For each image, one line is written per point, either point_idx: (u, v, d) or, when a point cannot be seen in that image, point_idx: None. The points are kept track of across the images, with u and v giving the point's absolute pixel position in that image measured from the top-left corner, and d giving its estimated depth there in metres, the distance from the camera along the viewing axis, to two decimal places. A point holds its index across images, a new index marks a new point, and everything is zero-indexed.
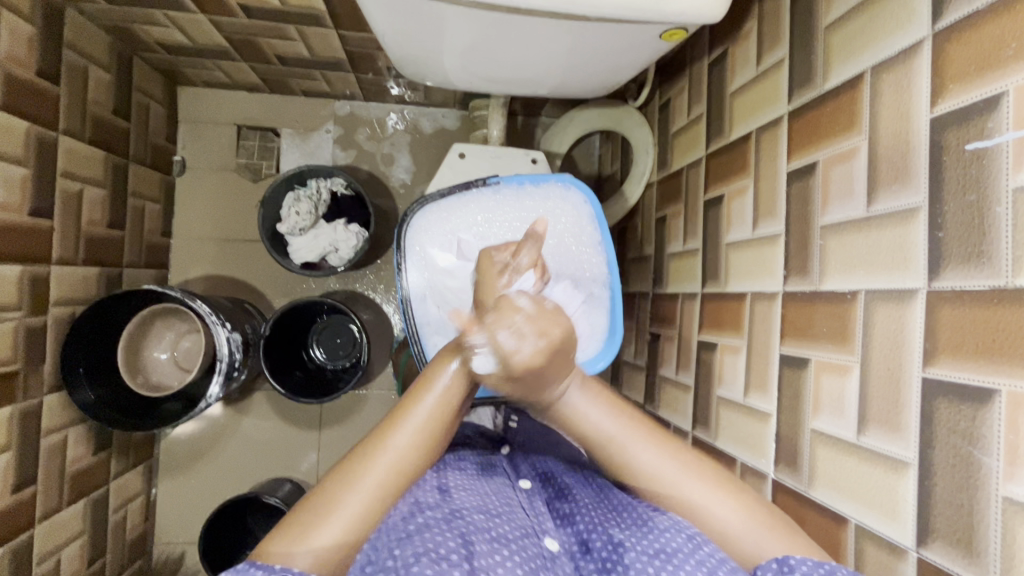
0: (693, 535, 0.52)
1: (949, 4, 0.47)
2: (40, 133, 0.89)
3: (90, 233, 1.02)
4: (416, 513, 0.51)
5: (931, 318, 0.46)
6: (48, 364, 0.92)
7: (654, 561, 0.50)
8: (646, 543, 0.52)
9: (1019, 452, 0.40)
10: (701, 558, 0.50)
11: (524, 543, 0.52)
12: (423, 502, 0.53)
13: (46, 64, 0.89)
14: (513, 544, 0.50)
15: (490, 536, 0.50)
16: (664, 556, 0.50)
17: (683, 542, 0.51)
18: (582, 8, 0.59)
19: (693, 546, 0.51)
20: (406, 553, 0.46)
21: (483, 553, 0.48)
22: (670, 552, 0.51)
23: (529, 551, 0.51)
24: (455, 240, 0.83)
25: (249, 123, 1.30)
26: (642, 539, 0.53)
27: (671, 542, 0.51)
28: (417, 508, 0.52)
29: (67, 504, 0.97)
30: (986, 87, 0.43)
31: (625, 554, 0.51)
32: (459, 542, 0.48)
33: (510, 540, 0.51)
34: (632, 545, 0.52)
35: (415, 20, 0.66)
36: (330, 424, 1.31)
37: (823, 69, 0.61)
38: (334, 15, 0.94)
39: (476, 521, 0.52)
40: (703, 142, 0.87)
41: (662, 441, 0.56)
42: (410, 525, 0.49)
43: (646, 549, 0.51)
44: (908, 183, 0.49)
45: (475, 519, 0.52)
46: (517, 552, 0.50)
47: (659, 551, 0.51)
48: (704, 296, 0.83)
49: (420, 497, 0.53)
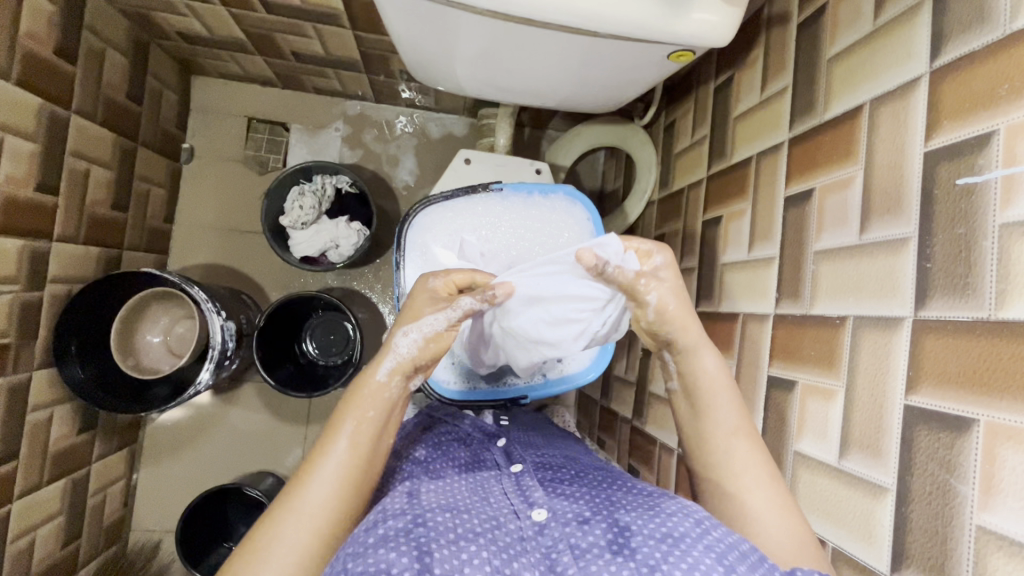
0: (701, 518, 0.46)
1: (947, 43, 0.48)
2: (52, 111, 0.90)
3: (93, 213, 1.03)
4: (380, 522, 0.47)
5: (916, 346, 0.47)
6: (41, 340, 0.92)
7: (661, 544, 0.44)
8: (650, 526, 0.46)
9: (994, 481, 0.40)
10: (709, 544, 0.44)
11: (495, 534, 0.47)
12: (389, 509, 0.49)
13: (65, 44, 0.90)
14: (483, 539, 0.46)
15: (452, 539, 0.45)
16: (670, 542, 0.44)
17: (690, 527, 0.45)
18: (593, 25, 0.60)
19: (701, 531, 0.45)
20: (361, 567, 0.41)
21: (442, 557, 0.43)
22: (677, 537, 0.44)
23: (504, 542, 0.46)
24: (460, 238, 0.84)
25: (260, 117, 1.32)
26: (647, 522, 0.46)
27: (676, 527, 0.45)
28: (383, 516, 0.48)
29: (47, 482, 0.96)
30: (978, 124, 0.44)
31: (631, 538, 0.45)
32: (415, 554, 0.42)
33: (479, 534, 0.46)
34: (636, 529, 0.46)
35: (429, 25, 0.68)
36: (317, 420, 1.30)
37: (824, 99, 0.62)
38: (352, 16, 0.96)
39: (440, 524, 0.47)
40: (705, 163, 0.89)
41: (744, 419, 0.60)
42: (373, 536, 0.45)
43: (651, 533, 0.45)
44: (900, 215, 0.50)
45: (439, 521, 0.47)
46: (487, 546, 0.45)
47: (665, 536, 0.45)
48: (697, 314, 0.84)
49: (388, 505, 0.50)
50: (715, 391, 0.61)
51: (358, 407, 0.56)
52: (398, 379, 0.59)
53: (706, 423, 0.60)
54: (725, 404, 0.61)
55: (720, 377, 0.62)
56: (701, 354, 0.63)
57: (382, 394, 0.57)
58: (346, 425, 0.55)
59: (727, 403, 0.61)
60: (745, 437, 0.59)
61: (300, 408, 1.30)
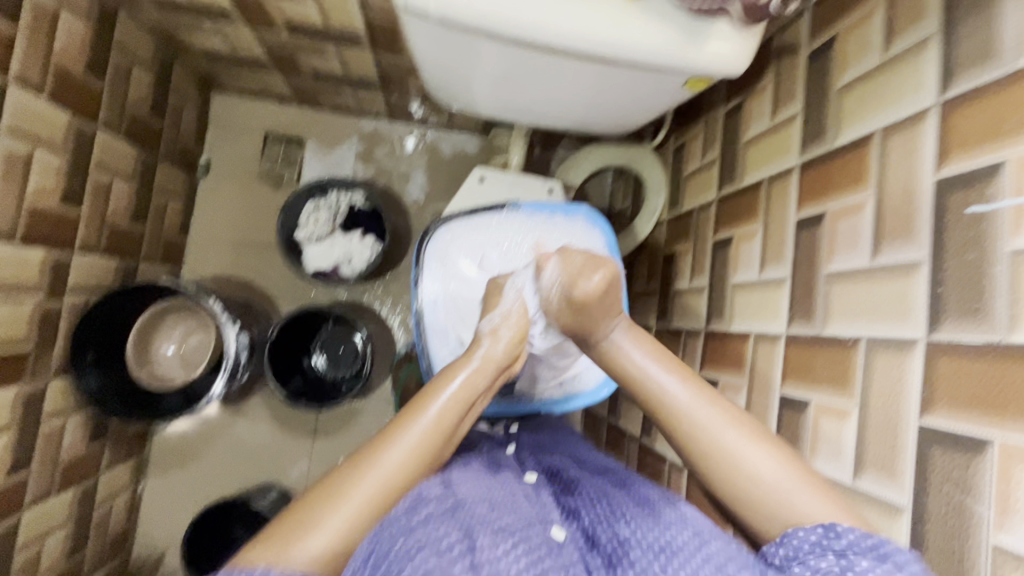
0: (701, 532, 0.47)
1: (956, 77, 0.50)
2: (80, 126, 0.92)
3: (113, 225, 1.05)
4: (420, 505, 0.46)
5: (929, 369, 0.48)
6: (58, 349, 0.93)
7: (658, 556, 0.44)
8: (650, 538, 0.46)
9: (1009, 502, 0.41)
10: (709, 555, 0.44)
11: (530, 532, 0.46)
12: (427, 495, 0.47)
13: (94, 61, 0.93)
14: (518, 535, 0.45)
15: (495, 529, 0.45)
16: (668, 552, 0.44)
17: (689, 538, 0.46)
18: (613, 53, 0.63)
19: (699, 542, 0.46)
20: (408, 544, 0.41)
21: (486, 544, 0.42)
22: (673, 549, 0.45)
23: (537, 542, 0.45)
24: (483, 253, 0.86)
25: (276, 133, 1.35)
26: (647, 534, 0.47)
27: (676, 538, 0.46)
28: (421, 500, 0.47)
29: (56, 491, 0.96)
30: (986, 155, 0.46)
31: (629, 551, 0.45)
32: (463, 535, 0.43)
33: (515, 531, 0.45)
34: (635, 541, 0.46)
35: (453, 51, 0.70)
36: (324, 432, 1.31)
37: (835, 127, 0.65)
38: (373, 39, 0.99)
39: (481, 514, 0.46)
40: (715, 185, 0.91)
41: (685, 375, 0.57)
42: (413, 519, 0.44)
43: (650, 545, 0.45)
44: (912, 239, 0.52)
45: (479, 511, 0.47)
46: (523, 543, 0.44)
47: (663, 548, 0.45)
48: (708, 333, 0.85)
49: (425, 489, 0.48)
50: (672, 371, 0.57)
51: (435, 403, 0.55)
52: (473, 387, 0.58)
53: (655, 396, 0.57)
54: (672, 382, 0.57)
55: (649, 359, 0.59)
56: (624, 351, 0.61)
57: (458, 400, 0.56)
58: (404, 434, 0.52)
59: (661, 369, 0.58)
60: (689, 386, 0.56)
61: (308, 420, 1.31)
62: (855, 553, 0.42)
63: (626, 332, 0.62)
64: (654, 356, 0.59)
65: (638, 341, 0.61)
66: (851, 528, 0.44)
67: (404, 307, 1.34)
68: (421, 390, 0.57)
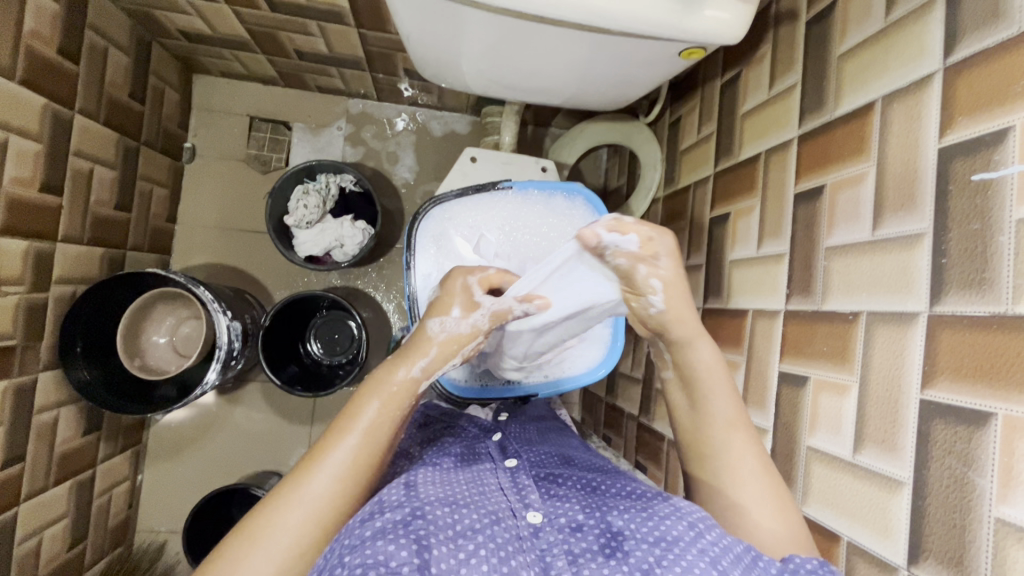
0: (695, 522, 0.47)
1: (961, 40, 0.48)
2: (56, 111, 0.89)
3: (97, 214, 1.02)
4: (375, 516, 0.45)
5: (932, 342, 0.47)
6: (46, 342, 0.92)
7: (654, 548, 0.44)
8: (644, 530, 0.46)
9: (1013, 474, 0.41)
10: (703, 548, 0.44)
11: (494, 530, 0.46)
12: (385, 501, 0.48)
13: (68, 43, 0.89)
14: (482, 534, 0.45)
15: (452, 533, 0.44)
16: (664, 545, 0.45)
17: (685, 530, 0.46)
18: (605, 23, 0.60)
19: (695, 534, 0.46)
20: (354, 561, 0.40)
21: (440, 555, 0.42)
22: (670, 541, 0.45)
23: (503, 538, 0.45)
24: (478, 236, 0.84)
25: (261, 116, 1.31)
26: (642, 526, 0.47)
27: (671, 530, 0.46)
28: (378, 509, 0.47)
29: (53, 484, 0.96)
30: (994, 120, 0.45)
31: (625, 541, 0.46)
32: (414, 547, 0.41)
33: (478, 531, 0.45)
34: (630, 533, 0.46)
35: (438, 22, 0.68)
36: (322, 419, 1.30)
37: (834, 96, 0.63)
38: (357, 14, 0.96)
39: (439, 517, 0.46)
40: (712, 160, 0.89)
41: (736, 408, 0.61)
42: (366, 531, 0.44)
43: (645, 536, 0.46)
44: (914, 210, 0.51)
45: (437, 515, 0.46)
46: (487, 544, 0.44)
47: (659, 540, 0.45)
48: (705, 311, 0.84)
49: (383, 497, 0.49)
50: (714, 385, 0.61)
51: (369, 406, 0.55)
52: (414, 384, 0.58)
53: (704, 412, 0.61)
54: (721, 400, 0.61)
55: (711, 369, 0.62)
56: (696, 346, 0.63)
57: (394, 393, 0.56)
58: (364, 417, 0.54)
59: (719, 395, 0.61)
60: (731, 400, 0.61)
61: (305, 408, 1.30)
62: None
63: (703, 344, 0.63)
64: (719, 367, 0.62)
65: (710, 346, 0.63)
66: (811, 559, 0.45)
67: (398, 292, 1.33)
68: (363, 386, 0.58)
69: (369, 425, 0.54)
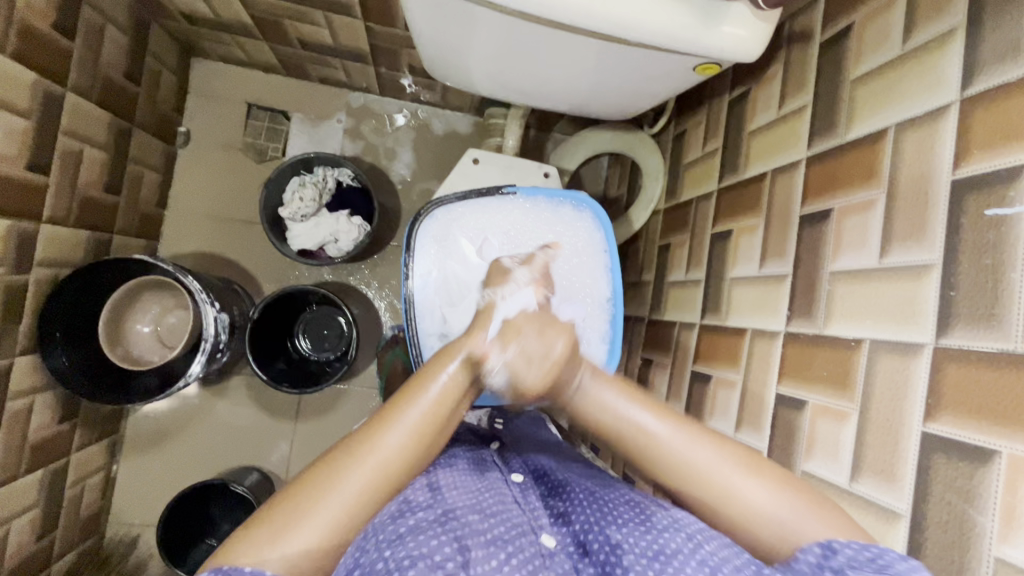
0: (694, 535, 0.46)
1: (980, 73, 0.48)
2: (48, 87, 0.86)
3: (85, 196, 0.99)
4: (407, 513, 0.45)
5: (935, 374, 0.47)
6: (24, 326, 0.88)
7: (651, 564, 0.43)
8: (643, 544, 0.45)
9: (1015, 514, 0.40)
10: (702, 559, 0.44)
11: (522, 543, 0.45)
12: (413, 501, 0.47)
13: (63, 17, 0.86)
14: (511, 546, 0.44)
15: (486, 539, 0.44)
16: (662, 558, 0.44)
17: (683, 542, 0.45)
18: (623, 33, 0.59)
19: (692, 546, 0.45)
20: (398, 556, 0.40)
21: (479, 558, 0.41)
22: (668, 554, 0.44)
23: (528, 553, 0.44)
24: (484, 240, 0.83)
25: (260, 104, 1.29)
26: (640, 539, 0.46)
27: (669, 543, 0.45)
28: (407, 508, 0.46)
29: (25, 472, 0.93)
30: (1010, 156, 0.44)
31: (623, 557, 0.44)
32: (455, 546, 0.42)
33: (508, 542, 0.44)
34: (628, 547, 0.45)
35: (450, 21, 0.66)
36: (307, 416, 1.28)
37: (846, 120, 0.62)
38: (365, 7, 0.94)
39: (472, 522, 0.46)
40: (716, 176, 0.89)
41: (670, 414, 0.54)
42: (400, 527, 0.44)
43: (643, 551, 0.44)
44: (923, 240, 0.50)
45: (470, 520, 0.46)
46: (516, 555, 0.43)
47: (658, 554, 0.44)
48: (702, 327, 0.84)
49: (411, 496, 0.48)
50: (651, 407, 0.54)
51: (412, 406, 0.51)
52: (473, 365, 0.55)
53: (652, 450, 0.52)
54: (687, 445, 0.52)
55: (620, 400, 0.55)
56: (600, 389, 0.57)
57: (455, 383, 0.54)
58: (403, 422, 0.50)
59: (638, 407, 0.54)
60: (668, 422, 0.53)
61: (290, 404, 1.27)
62: (853, 569, 0.43)
63: (594, 379, 0.57)
64: (630, 400, 0.55)
65: (611, 383, 0.57)
66: (846, 543, 0.45)
67: (391, 290, 1.31)
68: (418, 370, 0.55)
69: (429, 411, 0.52)
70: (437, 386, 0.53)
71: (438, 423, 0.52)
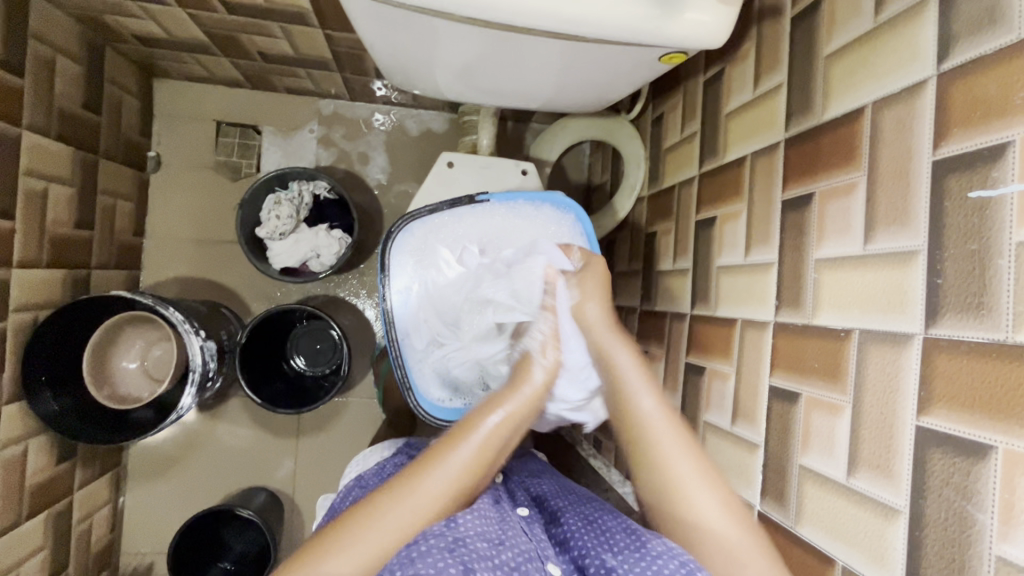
0: (686, 560, 0.49)
1: (956, 45, 0.46)
2: (2, 129, 0.83)
3: (55, 234, 0.97)
4: (420, 540, 0.50)
5: (926, 365, 0.46)
6: (8, 374, 0.87)
7: None
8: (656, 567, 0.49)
9: (1014, 512, 0.39)
10: None
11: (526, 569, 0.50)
12: (426, 530, 0.51)
13: (9, 54, 0.83)
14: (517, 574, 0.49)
15: (492, 565, 0.48)
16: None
17: (675, 568, 0.48)
18: (581, 30, 0.56)
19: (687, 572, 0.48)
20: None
21: None
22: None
23: None
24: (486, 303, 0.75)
25: (229, 120, 1.26)
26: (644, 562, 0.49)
27: (662, 568, 0.48)
28: (420, 535, 0.50)
29: (27, 518, 0.92)
30: (992, 133, 0.42)
31: None
32: (462, 568, 0.46)
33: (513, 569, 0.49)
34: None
35: (403, 31, 0.63)
36: (308, 432, 1.27)
37: (822, 100, 0.60)
38: (320, 15, 0.90)
39: (480, 549, 0.50)
40: (697, 161, 0.86)
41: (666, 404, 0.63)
42: (412, 552, 0.48)
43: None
44: (907, 225, 0.48)
45: (478, 546, 0.50)
46: None
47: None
48: (693, 318, 0.82)
49: (427, 526, 0.52)
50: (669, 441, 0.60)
51: (457, 450, 0.57)
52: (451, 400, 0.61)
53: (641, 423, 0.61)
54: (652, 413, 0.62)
55: (659, 415, 0.61)
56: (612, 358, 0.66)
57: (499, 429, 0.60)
58: (446, 465, 0.56)
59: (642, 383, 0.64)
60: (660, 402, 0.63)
61: (290, 421, 1.27)
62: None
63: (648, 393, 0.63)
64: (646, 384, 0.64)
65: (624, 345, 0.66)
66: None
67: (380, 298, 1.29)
68: (466, 416, 0.61)
69: (466, 461, 0.57)
70: (486, 427, 0.59)
71: (484, 463, 0.58)
